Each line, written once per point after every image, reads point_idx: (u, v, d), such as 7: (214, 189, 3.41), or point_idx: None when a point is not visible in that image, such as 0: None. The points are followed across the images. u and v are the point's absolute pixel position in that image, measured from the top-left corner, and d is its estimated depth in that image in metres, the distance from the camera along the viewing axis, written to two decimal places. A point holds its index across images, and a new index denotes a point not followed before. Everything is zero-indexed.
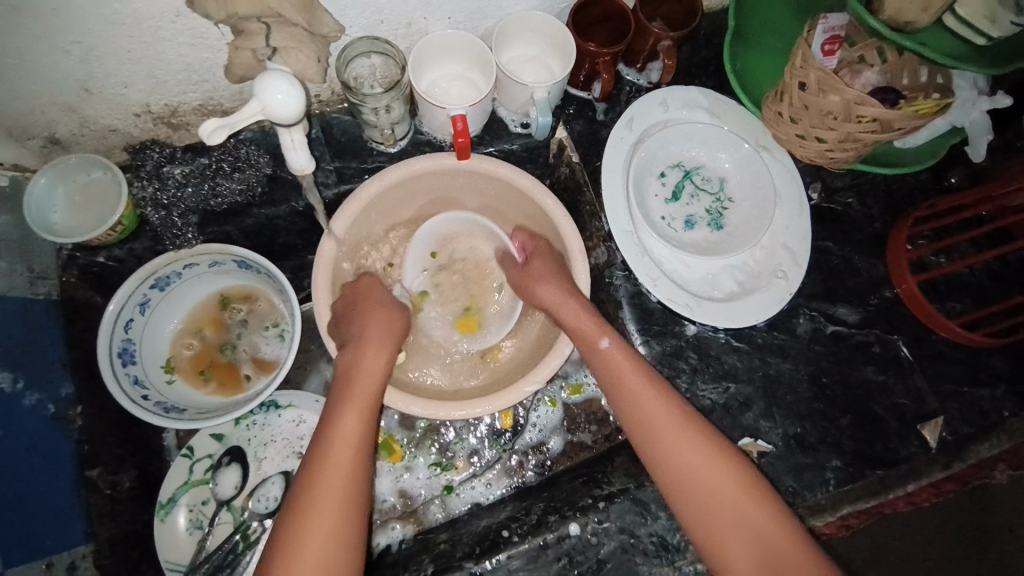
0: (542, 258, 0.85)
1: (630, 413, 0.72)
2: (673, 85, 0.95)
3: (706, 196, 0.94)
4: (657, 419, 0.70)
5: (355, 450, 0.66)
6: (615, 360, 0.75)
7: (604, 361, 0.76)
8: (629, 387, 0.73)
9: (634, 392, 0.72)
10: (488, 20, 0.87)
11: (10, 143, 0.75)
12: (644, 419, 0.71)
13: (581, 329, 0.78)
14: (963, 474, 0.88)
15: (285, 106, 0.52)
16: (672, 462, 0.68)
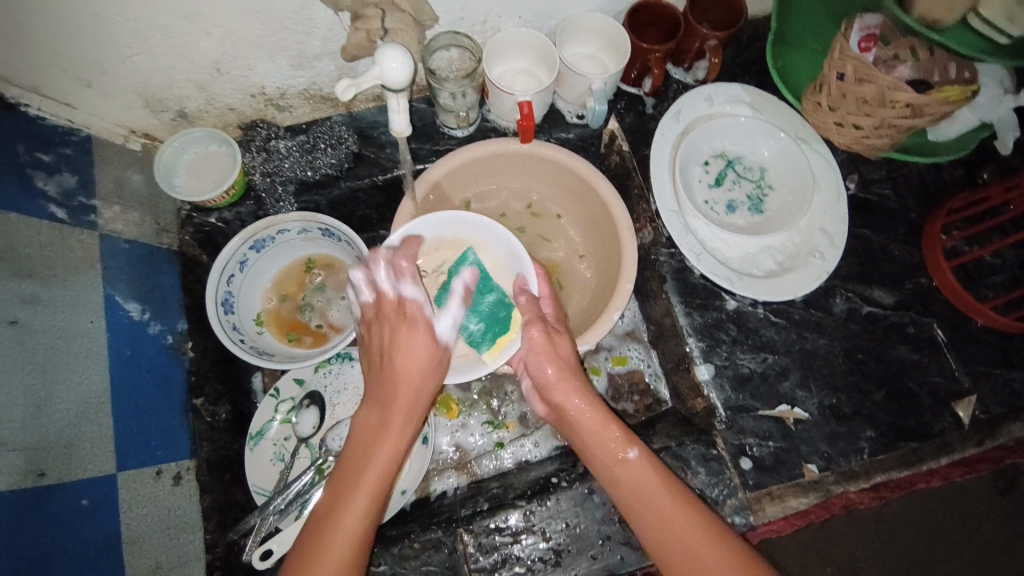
0: (563, 343, 0.79)
1: (666, 545, 0.69)
2: (718, 81, 1.03)
3: (747, 184, 1.01)
4: (691, 539, 0.68)
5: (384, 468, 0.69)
6: (642, 472, 0.73)
7: (629, 476, 0.73)
8: (654, 496, 0.71)
9: (665, 514, 0.70)
10: (551, 20, 0.98)
11: (148, 115, 0.88)
12: (682, 550, 0.68)
13: (600, 442, 0.75)
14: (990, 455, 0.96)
15: (396, 73, 0.62)
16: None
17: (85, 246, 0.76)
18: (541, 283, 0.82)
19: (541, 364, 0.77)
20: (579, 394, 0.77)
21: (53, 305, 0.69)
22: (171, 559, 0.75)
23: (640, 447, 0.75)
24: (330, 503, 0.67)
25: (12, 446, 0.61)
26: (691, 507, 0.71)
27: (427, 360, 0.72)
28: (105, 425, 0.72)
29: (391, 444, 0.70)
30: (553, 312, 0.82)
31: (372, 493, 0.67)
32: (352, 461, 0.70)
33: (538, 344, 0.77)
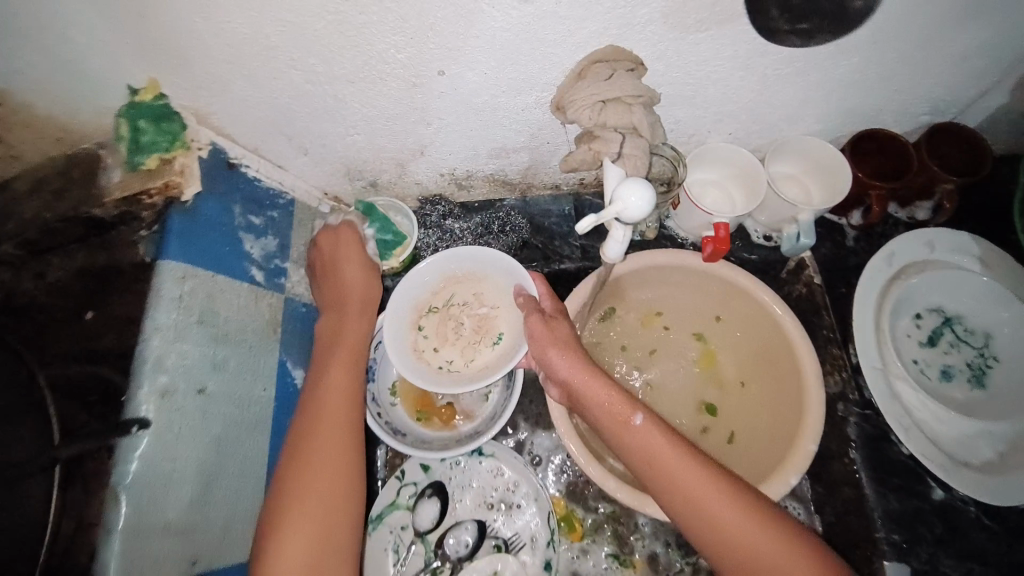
0: (563, 327, 0.77)
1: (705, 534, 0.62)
2: (942, 227, 0.90)
3: (967, 349, 0.86)
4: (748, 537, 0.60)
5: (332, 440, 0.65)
6: (649, 440, 0.67)
7: (647, 450, 0.67)
8: (687, 484, 0.64)
9: (712, 512, 0.62)
10: (761, 137, 0.89)
11: (343, 182, 0.91)
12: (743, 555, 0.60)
13: (610, 425, 0.69)
14: None
15: (637, 209, 0.58)
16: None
17: (272, 309, 0.77)
18: (538, 283, 0.82)
19: (546, 350, 0.74)
20: (572, 360, 0.73)
21: (237, 373, 0.70)
22: None
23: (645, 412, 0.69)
24: (316, 441, 0.64)
25: (175, 530, 0.60)
26: (718, 479, 0.64)
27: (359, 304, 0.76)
28: (256, 505, 0.70)
29: (339, 366, 0.70)
30: (552, 303, 0.81)
31: (332, 425, 0.66)
32: (328, 397, 0.68)
33: (539, 331, 0.76)
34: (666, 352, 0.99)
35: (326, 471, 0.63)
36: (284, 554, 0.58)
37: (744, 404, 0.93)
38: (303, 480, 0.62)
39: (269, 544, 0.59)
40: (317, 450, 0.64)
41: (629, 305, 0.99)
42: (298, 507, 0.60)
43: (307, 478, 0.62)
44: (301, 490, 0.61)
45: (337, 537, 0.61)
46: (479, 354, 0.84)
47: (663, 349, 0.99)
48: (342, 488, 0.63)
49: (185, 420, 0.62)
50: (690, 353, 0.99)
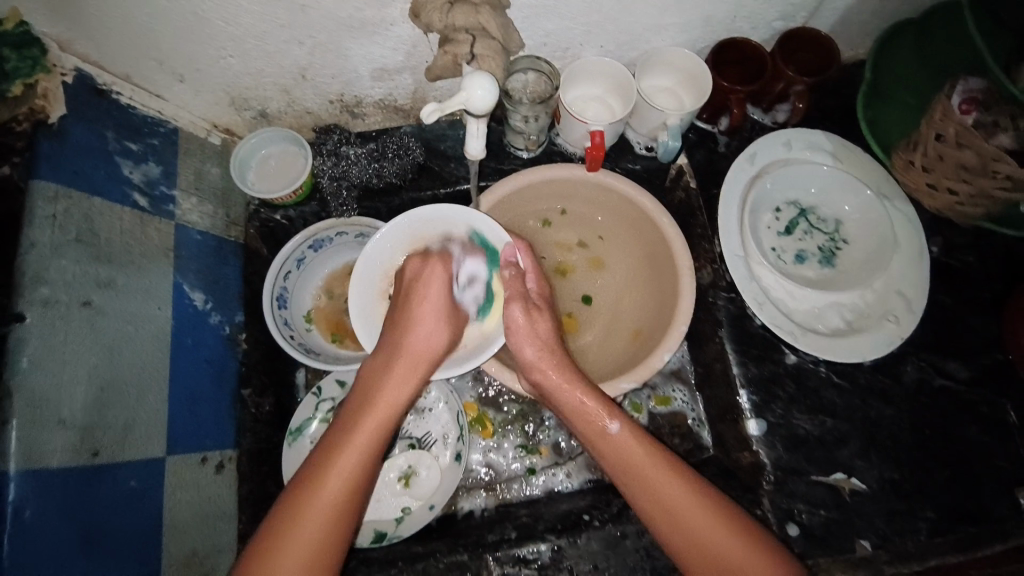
0: (542, 320, 0.83)
1: (667, 518, 0.71)
2: (800, 127, 0.99)
3: (820, 235, 0.96)
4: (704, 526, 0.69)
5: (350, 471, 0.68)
6: (626, 444, 0.76)
7: (619, 449, 0.76)
8: (654, 477, 0.73)
9: (673, 503, 0.71)
10: (633, 51, 0.95)
11: (231, 112, 0.92)
12: (699, 543, 0.68)
13: (586, 422, 0.78)
14: None
15: (483, 101, 0.63)
16: (716, 558, 0.67)
17: (162, 234, 0.80)
18: (525, 255, 0.85)
19: (521, 345, 0.81)
20: (548, 358, 0.81)
21: (126, 290, 0.73)
22: (207, 547, 0.77)
23: (620, 418, 0.78)
24: (338, 440, 0.70)
25: (72, 426, 0.63)
26: (674, 468, 0.74)
27: (436, 318, 0.77)
28: (160, 411, 0.74)
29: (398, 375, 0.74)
30: (537, 286, 0.86)
31: (371, 435, 0.70)
32: (362, 397, 0.74)
33: (518, 323, 0.81)
34: (583, 278, 1.06)
35: (340, 475, 0.67)
36: (286, 546, 0.63)
37: (640, 308, 1.00)
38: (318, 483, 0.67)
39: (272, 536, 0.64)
40: (345, 463, 0.68)
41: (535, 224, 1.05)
42: (310, 502, 0.65)
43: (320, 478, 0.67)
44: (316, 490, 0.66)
45: (337, 528, 0.66)
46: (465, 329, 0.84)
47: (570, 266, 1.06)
48: (357, 492, 0.68)
49: (73, 329, 0.65)
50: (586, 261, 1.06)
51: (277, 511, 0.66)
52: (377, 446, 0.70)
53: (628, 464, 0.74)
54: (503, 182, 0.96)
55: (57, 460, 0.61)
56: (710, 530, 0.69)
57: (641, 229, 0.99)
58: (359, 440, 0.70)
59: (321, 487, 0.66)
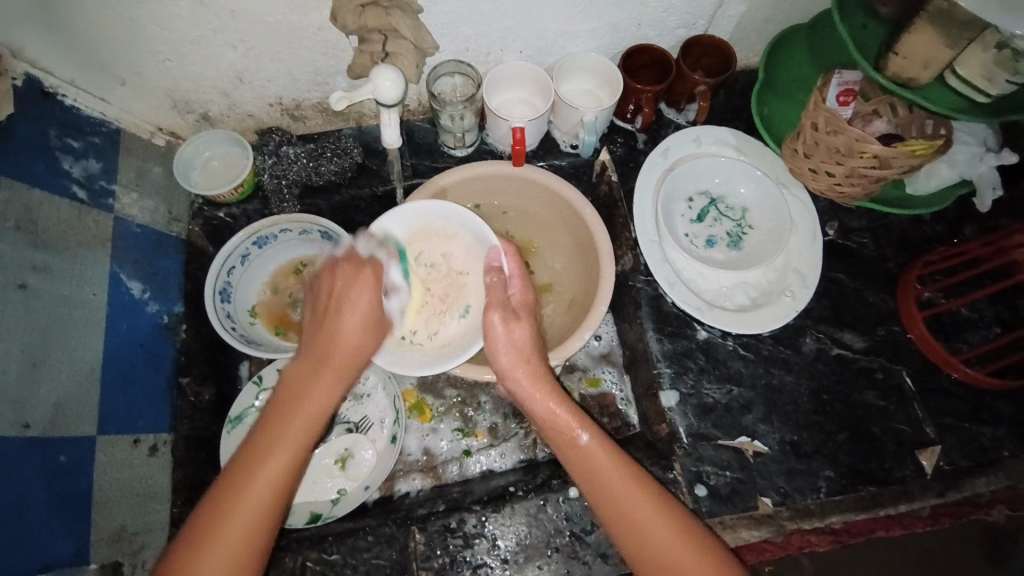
0: (520, 329, 0.79)
1: (618, 525, 0.71)
2: (707, 125, 1.09)
3: (727, 221, 1.05)
4: (655, 528, 0.70)
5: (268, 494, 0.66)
6: (594, 454, 0.74)
7: (587, 460, 0.74)
8: (612, 484, 0.72)
9: (630, 510, 0.70)
10: (549, 57, 1.04)
11: (174, 114, 0.97)
12: (650, 542, 0.69)
13: (557, 430, 0.77)
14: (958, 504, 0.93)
15: (389, 91, 0.72)
16: (661, 559, 0.68)
17: (99, 226, 0.85)
18: (512, 261, 0.83)
19: (497, 350, 0.79)
20: (522, 366, 0.78)
21: (61, 275, 0.77)
22: (138, 524, 0.80)
23: (592, 429, 0.76)
24: (250, 453, 0.68)
25: (6, 399, 0.67)
26: (637, 476, 0.73)
27: (359, 331, 0.77)
28: (94, 391, 0.78)
29: (323, 380, 0.74)
30: (520, 293, 0.82)
31: (292, 449, 0.69)
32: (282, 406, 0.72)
33: (494, 329, 0.79)
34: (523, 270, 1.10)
35: (252, 490, 0.66)
36: (201, 556, 0.63)
37: (580, 286, 1.05)
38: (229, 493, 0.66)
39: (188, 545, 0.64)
40: (265, 476, 0.67)
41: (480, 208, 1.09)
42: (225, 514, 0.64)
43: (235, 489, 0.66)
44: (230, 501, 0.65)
45: (253, 543, 0.65)
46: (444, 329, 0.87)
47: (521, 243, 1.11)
48: (274, 511, 0.67)
49: (7, 309, 0.69)
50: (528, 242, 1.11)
51: (201, 512, 0.66)
52: (297, 463, 0.69)
53: (592, 472, 0.73)
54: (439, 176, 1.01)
55: None
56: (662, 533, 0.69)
57: (570, 220, 1.03)
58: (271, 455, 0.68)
59: (232, 499, 0.65)
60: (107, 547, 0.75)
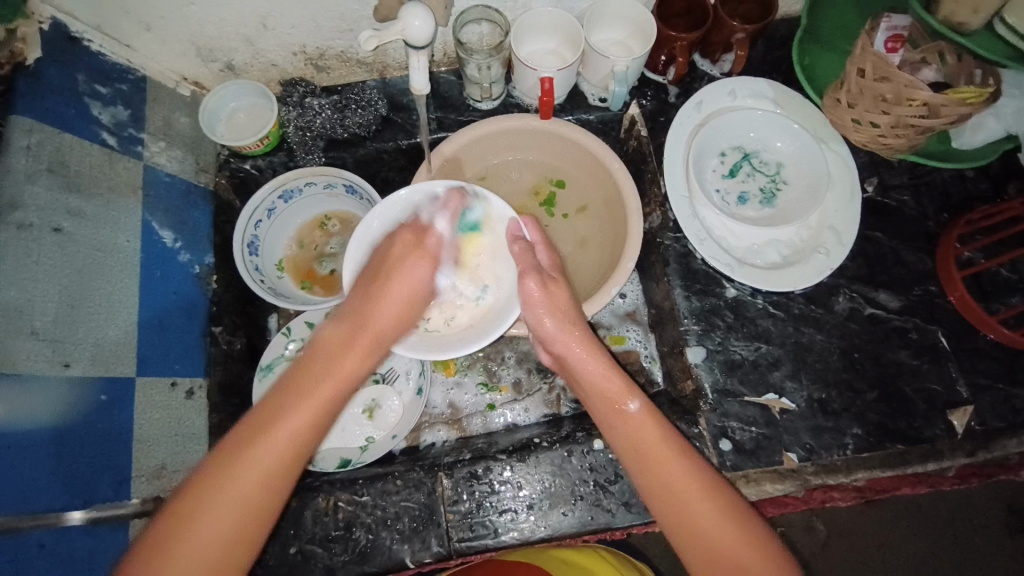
0: (560, 292, 0.80)
1: (670, 514, 0.68)
2: (743, 76, 1.04)
3: (761, 177, 1.02)
4: (699, 510, 0.67)
5: (288, 450, 0.64)
6: (641, 424, 0.72)
7: (633, 429, 0.72)
8: (657, 455, 0.70)
9: (672, 484, 0.68)
10: (581, 3, 1.00)
11: (199, 63, 0.97)
12: (693, 525, 0.66)
13: (601, 399, 0.75)
14: (984, 468, 0.95)
15: (419, 31, 0.70)
16: (702, 537, 0.66)
17: (130, 173, 0.85)
18: (533, 229, 0.84)
19: (540, 316, 0.78)
20: (568, 333, 0.78)
21: (95, 221, 0.78)
22: (176, 463, 0.82)
23: (642, 399, 0.74)
24: (277, 404, 0.66)
25: (43, 338, 0.68)
26: (685, 452, 0.71)
27: (394, 315, 0.76)
28: (130, 334, 0.80)
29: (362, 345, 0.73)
30: (549, 259, 0.83)
31: (321, 407, 0.67)
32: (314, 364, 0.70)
33: (536, 296, 0.78)
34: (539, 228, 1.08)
35: (269, 446, 0.63)
36: (217, 491, 0.60)
37: (605, 237, 1.03)
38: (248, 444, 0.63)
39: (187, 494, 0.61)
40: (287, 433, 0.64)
41: (501, 157, 1.06)
42: (234, 472, 0.61)
43: (249, 446, 0.63)
44: (246, 453, 0.62)
45: (267, 492, 0.62)
46: (462, 312, 0.86)
47: (541, 185, 1.09)
48: (291, 470, 0.64)
49: (44, 251, 0.71)
50: (553, 189, 1.08)
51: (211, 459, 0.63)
52: (319, 426, 0.67)
53: (639, 442, 0.71)
54: (464, 129, 0.98)
55: (28, 367, 0.66)
56: (702, 513, 0.66)
57: (600, 173, 1.00)
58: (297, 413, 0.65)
59: (272, 428, 0.64)
60: (147, 484, 0.77)
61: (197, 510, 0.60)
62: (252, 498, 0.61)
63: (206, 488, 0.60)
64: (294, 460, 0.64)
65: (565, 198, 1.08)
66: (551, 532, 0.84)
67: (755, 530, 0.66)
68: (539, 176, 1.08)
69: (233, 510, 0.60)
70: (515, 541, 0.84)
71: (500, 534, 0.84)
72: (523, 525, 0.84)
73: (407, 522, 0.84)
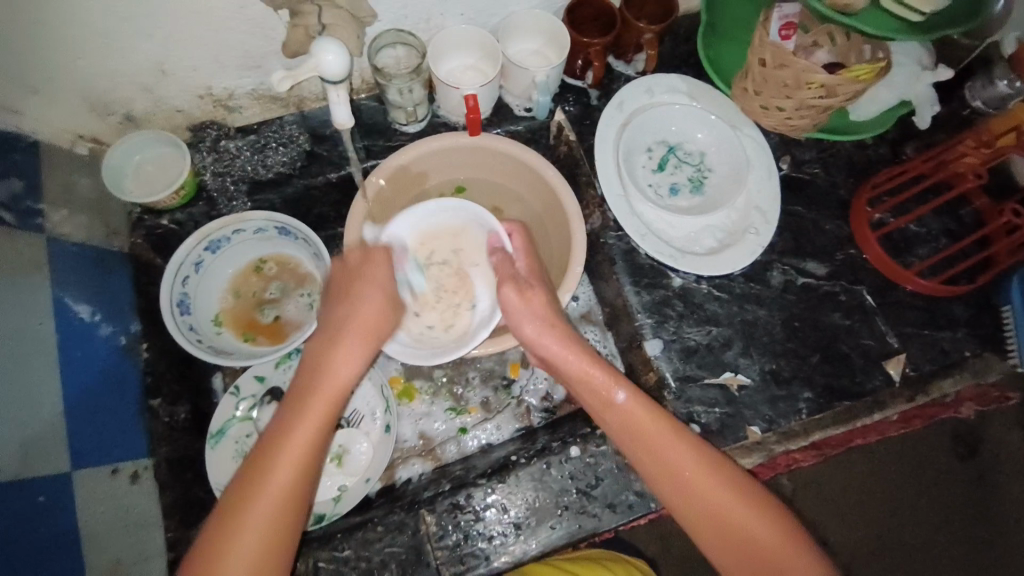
0: (536, 297, 0.79)
1: (682, 498, 0.69)
2: (657, 73, 1.08)
3: (688, 167, 1.07)
4: (706, 488, 0.69)
5: (298, 457, 0.63)
6: (634, 411, 0.73)
7: (623, 417, 0.73)
8: (653, 436, 0.72)
9: (678, 465, 0.70)
10: (493, 16, 1.01)
11: (93, 119, 0.89)
12: (708, 505, 0.68)
13: (592, 392, 0.75)
14: (925, 407, 1.04)
15: (333, 65, 0.68)
16: (718, 512, 0.68)
17: (32, 249, 0.77)
18: (515, 239, 0.85)
19: (519, 322, 0.78)
20: (547, 332, 0.77)
21: (2, 307, 0.70)
22: (133, 555, 0.76)
23: (628, 387, 0.75)
24: (282, 419, 0.65)
25: None
26: (679, 432, 0.72)
27: (374, 306, 0.72)
28: (58, 425, 0.72)
29: (346, 356, 0.69)
30: (527, 266, 0.83)
31: (320, 415, 0.65)
32: (307, 374, 0.68)
33: (513, 304, 0.78)
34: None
35: (285, 454, 0.62)
36: (237, 519, 0.60)
37: (548, 243, 1.04)
38: (264, 461, 0.62)
39: (228, 499, 0.61)
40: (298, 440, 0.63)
41: (434, 176, 1.05)
42: (250, 494, 0.61)
43: (262, 464, 0.62)
44: (269, 459, 0.62)
45: (287, 507, 0.62)
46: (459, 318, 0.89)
47: (473, 195, 1.08)
48: (307, 472, 0.63)
49: None
50: (492, 203, 1.09)
51: (232, 487, 0.62)
52: (324, 432, 0.65)
53: (633, 429, 0.72)
54: (392, 155, 0.97)
55: None
56: (712, 491, 0.69)
57: (535, 182, 1.01)
58: (301, 427, 0.64)
59: (283, 438, 0.63)
60: None
61: (227, 539, 0.59)
62: (275, 515, 0.61)
63: (228, 512, 0.61)
64: (306, 463, 0.63)
65: (502, 209, 1.08)
66: (541, 548, 0.84)
67: (765, 499, 0.69)
68: (476, 190, 1.08)
69: (256, 535, 0.60)
70: (508, 565, 0.83)
71: (492, 560, 0.83)
72: (513, 547, 0.83)
73: (394, 568, 0.81)
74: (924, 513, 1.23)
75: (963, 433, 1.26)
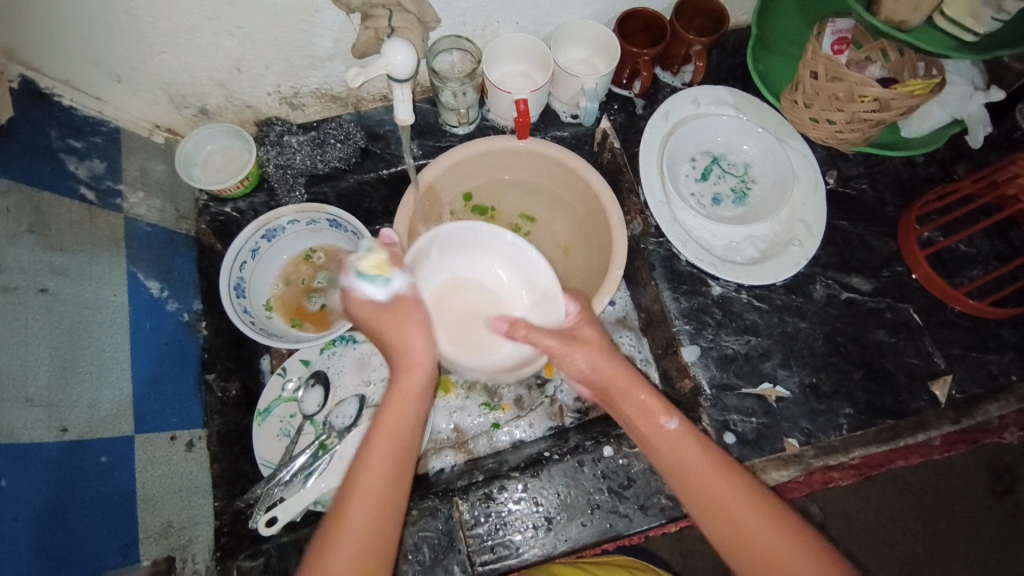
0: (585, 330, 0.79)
1: (738, 546, 0.68)
2: (704, 85, 1.10)
3: (731, 178, 1.07)
4: (762, 535, 0.67)
5: (363, 543, 0.63)
6: (684, 446, 0.73)
7: (676, 451, 0.73)
8: (704, 475, 0.71)
9: (729, 504, 0.69)
10: (546, 26, 1.05)
11: (171, 110, 0.96)
12: (767, 557, 0.67)
13: (644, 427, 0.75)
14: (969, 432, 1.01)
15: (401, 65, 0.73)
16: (778, 563, 0.66)
17: (111, 226, 0.84)
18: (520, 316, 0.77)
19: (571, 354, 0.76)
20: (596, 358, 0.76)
21: (80, 278, 0.76)
22: (183, 519, 0.80)
23: (678, 417, 0.75)
24: (337, 504, 0.65)
25: (38, 403, 0.66)
26: (736, 476, 0.72)
27: (413, 380, 0.72)
28: (125, 391, 0.78)
29: (389, 435, 0.69)
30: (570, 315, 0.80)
31: (375, 498, 0.65)
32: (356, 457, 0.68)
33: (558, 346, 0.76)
34: None
35: (345, 542, 0.63)
36: None
37: (587, 248, 1.07)
38: (325, 552, 0.62)
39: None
40: (358, 526, 0.63)
41: (478, 176, 1.08)
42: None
43: (324, 553, 0.62)
44: (325, 551, 0.62)
45: None
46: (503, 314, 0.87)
47: (512, 198, 1.12)
48: (374, 553, 0.64)
49: (32, 314, 0.69)
50: (534, 205, 1.11)
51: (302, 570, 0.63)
52: (381, 513, 0.65)
53: (684, 467, 0.72)
54: (443, 156, 1.00)
55: (27, 435, 0.64)
56: (772, 540, 0.67)
57: (579, 187, 1.03)
58: (354, 512, 0.64)
59: (341, 524, 0.64)
60: (155, 544, 0.75)
61: None
62: None
63: None
64: (373, 548, 0.64)
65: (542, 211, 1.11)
66: (571, 545, 0.84)
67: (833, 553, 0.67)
68: (518, 192, 1.11)
69: None
70: (538, 558, 0.84)
71: (522, 552, 0.84)
72: (543, 541, 0.84)
73: (426, 551, 0.82)
74: (966, 546, 1.18)
75: (1001, 467, 1.22)
